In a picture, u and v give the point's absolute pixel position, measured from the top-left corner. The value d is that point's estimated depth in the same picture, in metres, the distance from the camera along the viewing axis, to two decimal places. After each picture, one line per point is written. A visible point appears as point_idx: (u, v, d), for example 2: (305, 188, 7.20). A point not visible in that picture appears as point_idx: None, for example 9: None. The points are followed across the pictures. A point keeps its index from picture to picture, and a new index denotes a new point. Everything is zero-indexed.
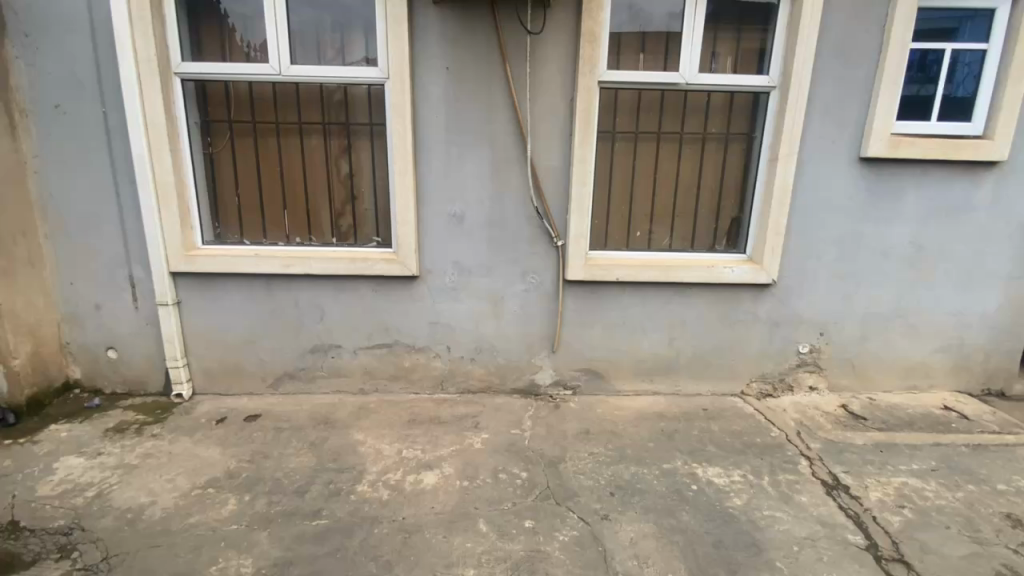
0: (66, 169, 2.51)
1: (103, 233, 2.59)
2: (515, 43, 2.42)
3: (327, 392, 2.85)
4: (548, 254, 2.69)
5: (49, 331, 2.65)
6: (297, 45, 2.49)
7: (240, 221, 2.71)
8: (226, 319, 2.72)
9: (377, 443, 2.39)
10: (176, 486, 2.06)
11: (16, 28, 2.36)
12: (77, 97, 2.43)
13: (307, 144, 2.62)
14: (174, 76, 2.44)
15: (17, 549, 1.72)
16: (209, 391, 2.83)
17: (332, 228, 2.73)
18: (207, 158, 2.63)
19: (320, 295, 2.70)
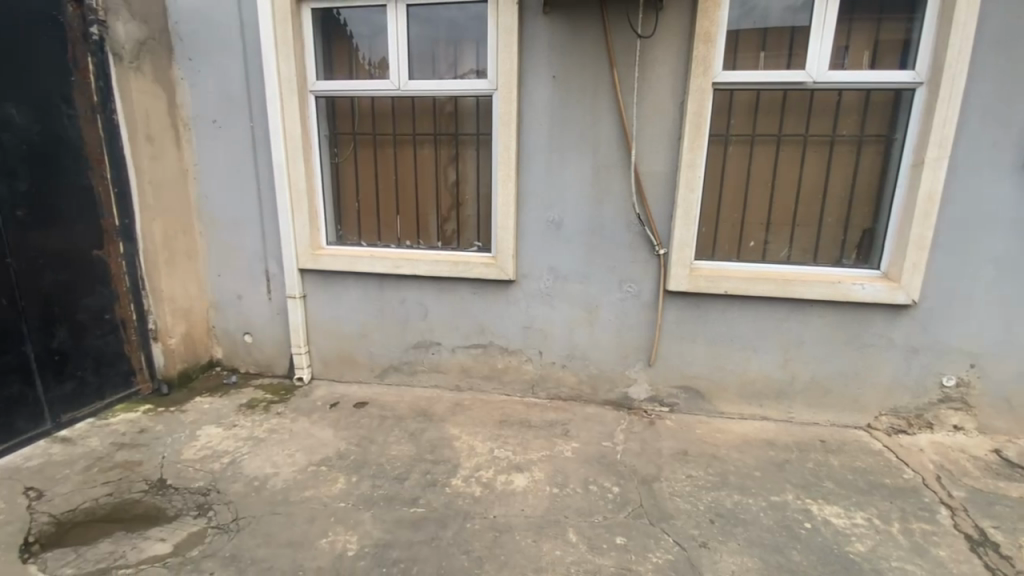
0: (220, 175, 2.90)
1: (246, 231, 2.95)
2: (623, 47, 2.39)
3: (426, 387, 2.98)
4: (649, 262, 2.60)
5: (199, 315, 3.06)
6: (414, 61, 2.65)
7: (358, 224, 2.95)
8: (341, 313, 2.96)
9: (471, 440, 2.45)
10: (295, 461, 2.26)
11: (183, 54, 2.79)
12: (230, 112, 2.80)
13: (419, 153, 2.78)
14: (308, 92, 2.72)
15: (164, 504, 1.98)
16: (325, 377, 3.09)
17: (438, 232, 2.86)
18: (333, 166, 2.90)
19: (425, 294, 2.85)
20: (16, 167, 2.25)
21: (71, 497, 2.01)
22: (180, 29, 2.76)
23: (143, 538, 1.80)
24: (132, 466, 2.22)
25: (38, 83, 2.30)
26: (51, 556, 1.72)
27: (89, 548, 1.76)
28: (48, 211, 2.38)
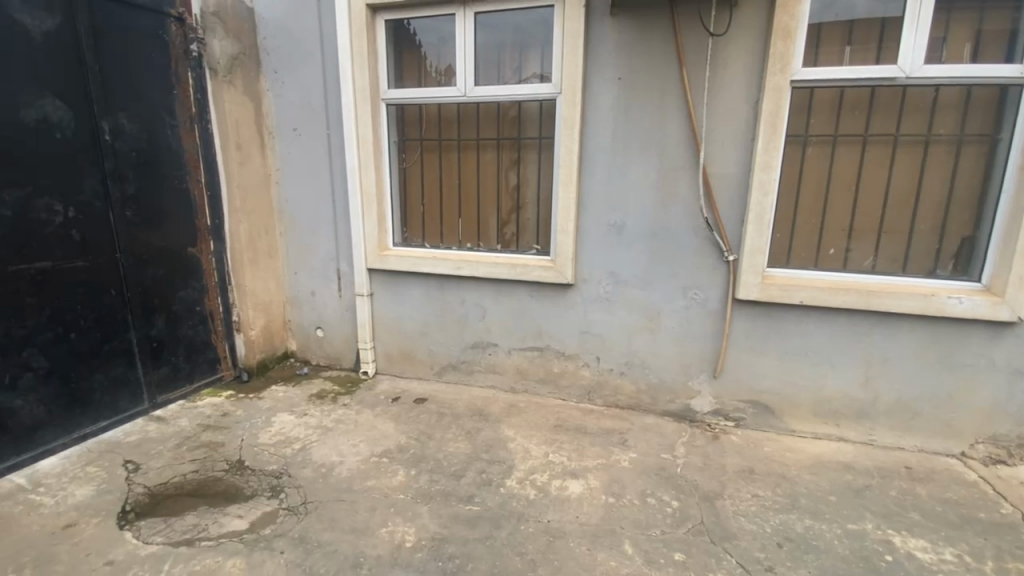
0: (299, 179, 3.10)
1: (320, 232, 3.13)
2: (694, 47, 2.32)
3: (483, 388, 3.02)
4: (717, 268, 2.50)
5: (277, 309, 3.29)
6: (480, 67, 2.70)
7: (422, 226, 3.04)
8: (404, 312, 3.07)
9: (526, 443, 2.45)
10: (359, 451, 2.37)
11: (270, 67, 3.01)
12: (309, 120, 2.99)
13: (482, 157, 2.82)
14: (380, 100, 2.85)
15: (242, 483, 2.13)
16: (387, 372, 3.22)
17: (498, 235, 2.89)
18: (401, 171, 3.01)
19: (484, 296, 2.89)
20: (126, 172, 2.47)
21: (163, 472, 2.20)
22: (267, 44, 2.98)
23: (223, 514, 1.94)
24: (215, 446, 2.40)
25: (147, 96, 2.54)
26: (145, 523, 1.89)
27: (177, 519, 1.91)
28: (152, 212, 2.60)
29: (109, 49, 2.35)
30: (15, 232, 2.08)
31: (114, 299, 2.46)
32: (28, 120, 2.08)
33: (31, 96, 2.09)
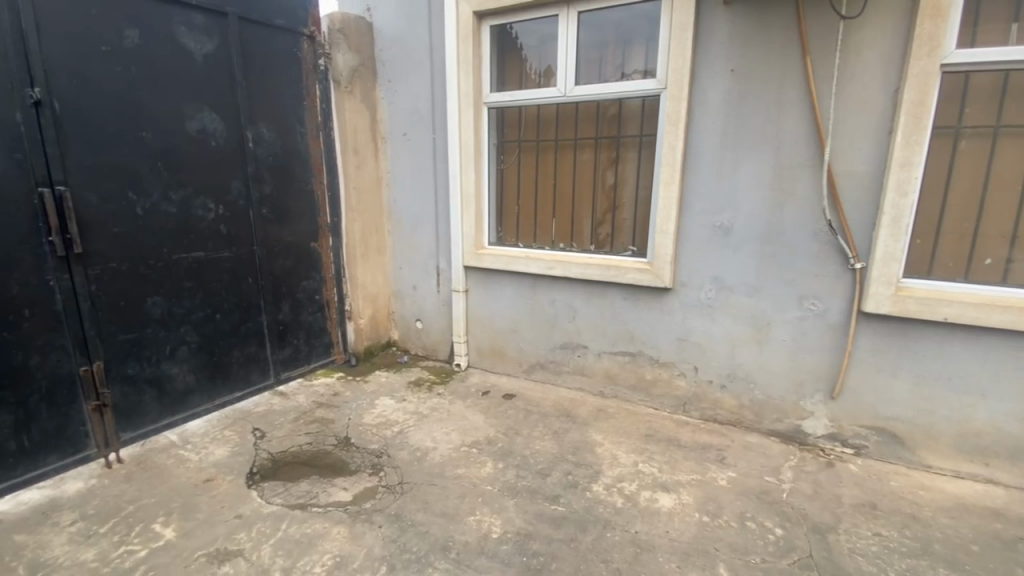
0: (406, 181, 3.31)
1: (423, 230, 3.31)
2: (821, 33, 2.11)
3: (571, 389, 3.00)
4: (839, 277, 2.25)
5: (383, 301, 3.55)
6: (581, 67, 2.68)
7: (517, 226, 3.09)
8: (497, 309, 3.14)
9: (614, 449, 2.40)
10: (451, 439, 2.47)
11: (385, 77, 3.25)
12: (417, 125, 3.18)
13: (580, 157, 2.80)
14: (483, 104, 2.94)
15: (348, 459, 2.32)
16: (478, 366, 3.32)
17: (592, 236, 2.85)
18: (499, 172, 3.08)
19: (576, 297, 2.87)
20: (264, 174, 2.79)
21: (283, 441, 2.46)
22: (383, 56, 3.22)
23: (331, 485, 2.13)
24: (326, 422, 2.64)
25: (282, 107, 2.85)
26: (267, 485, 2.13)
27: (292, 484, 2.13)
28: (282, 209, 2.92)
29: (254, 67, 2.68)
30: (179, 226, 2.44)
31: (251, 286, 2.80)
32: (190, 130, 2.43)
33: (194, 109, 2.43)
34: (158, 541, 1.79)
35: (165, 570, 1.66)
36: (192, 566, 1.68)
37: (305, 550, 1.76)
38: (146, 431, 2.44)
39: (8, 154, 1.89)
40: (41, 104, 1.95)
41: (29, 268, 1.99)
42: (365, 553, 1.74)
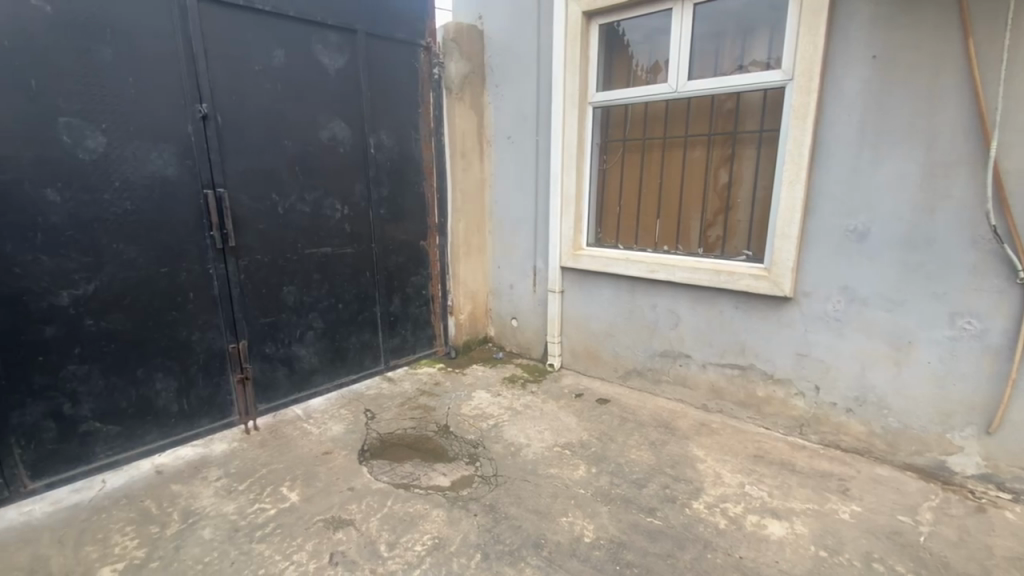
0: (509, 182, 3.39)
1: (523, 231, 3.37)
2: (991, 9, 1.80)
3: (669, 399, 2.88)
4: (1005, 293, 1.91)
5: (481, 298, 3.68)
6: (695, 61, 2.55)
7: (618, 227, 3.01)
8: (594, 311, 3.10)
9: (717, 466, 2.25)
10: (544, 438, 2.49)
11: (492, 82, 3.36)
12: (522, 127, 3.24)
13: (690, 156, 2.67)
14: (588, 104, 2.92)
15: (447, 446, 2.44)
16: (572, 368, 3.30)
17: (700, 238, 2.70)
18: (601, 172, 3.03)
19: (679, 302, 2.74)
20: (383, 177, 3.03)
21: (389, 423, 2.66)
22: (492, 61, 3.33)
23: (431, 469, 2.25)
24: (428, 410, 2.80)
25: (401, 115, 3.07)
26: (375, 463, 2.30)
27: (397, 465, 2.29)
28: (397, 209, 3.14)
29: (377, 78, 2.91)
30: (310, 224, 2.73)
31: (368, 279, 3.05)
32: (323, 138, 2.70)
33: (327, 120, 2.71)
34: (285, 502, 2.02)
35: (289, 529, 1.87)
36: (312, 529, 1.87)
37: (407, 527, 1.88)
38: (278, 404, 2.76)
39: (182, 161, 2.24)
40: (208, 117, 2.28)
41: (195, 257, 2.34)
42: (461, 539, 1.82)
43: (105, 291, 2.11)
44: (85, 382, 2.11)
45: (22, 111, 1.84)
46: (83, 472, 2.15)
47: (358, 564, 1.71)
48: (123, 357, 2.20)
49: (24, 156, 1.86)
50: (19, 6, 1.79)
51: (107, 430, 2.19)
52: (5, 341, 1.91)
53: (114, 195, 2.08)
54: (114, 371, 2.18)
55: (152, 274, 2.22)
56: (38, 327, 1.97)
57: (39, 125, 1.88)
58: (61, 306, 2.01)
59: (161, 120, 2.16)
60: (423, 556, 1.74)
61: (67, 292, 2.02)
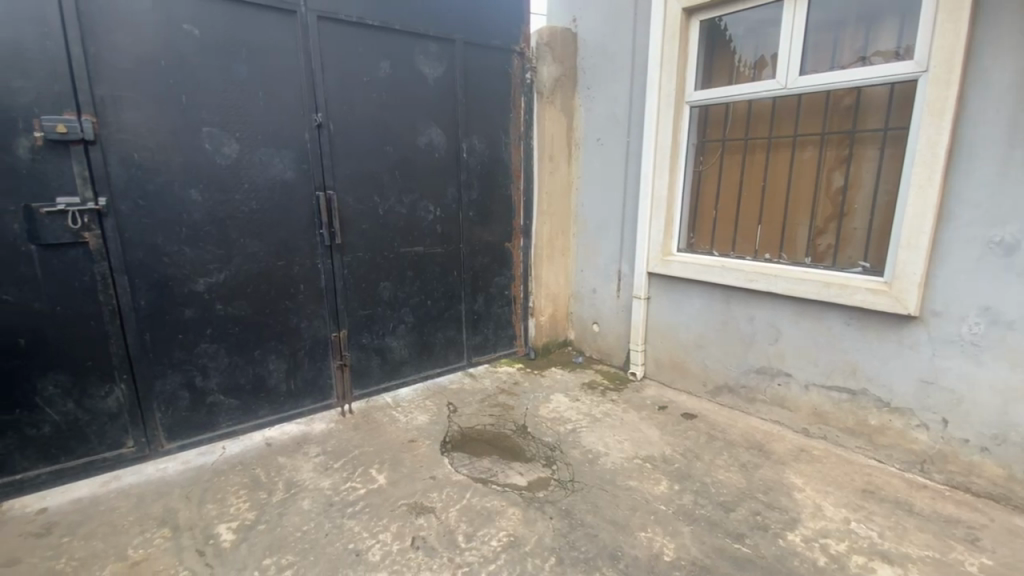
0: (596, 185, 3.35)
1: (609, 234, 3.31)
2: None
3: (764, 419, 2.68)
4: None
5: (563, 301, 3.67)
6: (808, 55, 2.35)
7: (713, 232, 2.86)
8: (682, 320, 2.97)
9: (817, 498, 2.06)
10: (624, 448, 2.42)
11: (584, 84, 3.34)
12: (612, 129, 3.19)
13: (799, 157, 2.47)
14: (684, 103, 2.80)
15: (525, 446, 2.46)
16: (655, 378, 3.19)
17: (808, 247, 2.48)
18: (697, 174, 2.89)
19: (780, 315, 2.54)
20: (473, 180, 3.13)
21: (470, 418, 2.74)
22: (585, 64, 3.31)
23: (509, 468, 2.28)
24: (507, 408, 2.85)
25: (493, 119, 3.15)
26: (456, 456, 2.38)
27: (477, 459, 2.35)
28: (485, 212, 3.23)
29: (472, 85, 3.02)
30: (406, 224, 2.89)
31: (455, 278, 3.17)
32: (421, 143, 2.86)
33: (425, 126, 2.85)
34: (373, 484, 2.16)
35: (376, 510, 1.99)
36: (396, 512, 1.97)
37: (485, 522, 1.92)
38: (370, 391, 2.96)
39: (299, 165, 2.48)
40: (322, 126, 2.50)
41: (306, 252, 2.57)
42: (536, 540, 1.83)
43: (232, 280, 2.38)
44: (214, 359, 2.40)
45: (175, 122, 2.14)
46: (208, 437, 2.45)
47: (437, 551, 1.77)
48: (244, 339, 2.47)
49: (174, 161, 2.17)
50: (175, 32, 2.08)
51: (228, 403, 2.48)
52: (154, 320, 2.22)
53: (242, 196, 2.35)
54: (236, 351, 2.46)
55: (271, 266, 2.48)
56: (180, 309, 2.28)
57: (187, 134, 2.18)
58: (198, 292, 2.31)
59: (283, 129, 2.40)
60: (498, 551, 1.77)
61: (203, 280, 2.31)
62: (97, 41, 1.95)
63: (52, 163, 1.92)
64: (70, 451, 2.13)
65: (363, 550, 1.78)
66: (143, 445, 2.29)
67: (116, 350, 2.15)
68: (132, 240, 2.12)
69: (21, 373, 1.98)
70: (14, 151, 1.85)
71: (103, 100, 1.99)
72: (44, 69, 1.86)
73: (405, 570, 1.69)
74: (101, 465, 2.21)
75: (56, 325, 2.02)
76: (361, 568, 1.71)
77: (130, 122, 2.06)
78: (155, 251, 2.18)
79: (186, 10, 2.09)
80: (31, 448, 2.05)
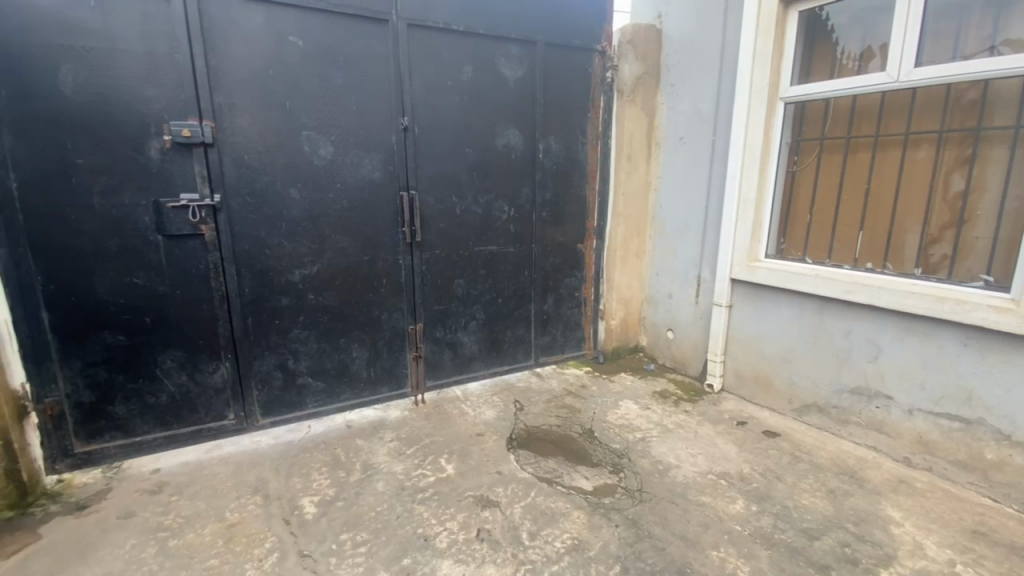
0: (677, 187, 3.24)
1: (689, 237, 3.18)
2: None
3: (858, 444, 2.45)
4: None
5: (636, 306, 3.59)
6: (924, 43, 2.12)
7: (806, 238, 2.66)
8: (766, 331, 2.79)
9: (918, 535, 1.85)
10: (697, 462, 2.32)
11: (667, 81, 3.24)
12: (696, 128, 3.06)
13: (910, 158, 2.24)
14: (777, 100, 2.62)
15: (592, 451, 2.43)
16: (734, 391, 3.03)
17: (918, 257, 2.25)
18: (790, 176, 2.70)
19: (881, 331, 2.31)
20: (549, 181, 3.14)
21: (537, 418, 2.75)
22: (669, 60, 3.21)
23: (576, 471, 2.26)
24: (574, 410, 2.83)
25: (571, 120, 3.14)
26: (523, 454, 2.40)
27: (543, 459, 2.35)
28: (558, 212, 3.23)
29: (552, 85, 3.02)
30: (481, 223, 2.96)
31: (526, 278, 3.19)
32: (499, 144, 2.91)
33: (504, 128, 2.91)
34: (442, 473, 2.23)
35: (444, 498, 2.06)
36: (463, 503, 2.03)
37: (549, 522, 1.92)
38: (442, 383, 3.06)
39: (386, 166, 2.61)
40: (408, 129, 2.62)
41: (389, 249, 2.72)
42: (601, 546, 1.80)
43: (323, 272, 2.57)
44: (304, 345, 2.60)
45: (279, 126, 2.34)
46: (296, 416, 2.65)
47: (502, 545, 1.80)
48: (331, 328, 2.65)
49: (278, 162, 2.37)
50: (281, 43, 2.28)
51: (315, 385, 2.68)
52: (256, 306, 2.45)
53: (335, 195, 2.52)
54: (324, 338, 2.64)
55: (357, 260, 2.64)
56: (278, 297, 2.49)
57: (289, 137, 2.37)
58: (293, 282, 2.51)
59: (373, 132, 2.55)
60: (562, 553, 1.77)
61: (298, 271, 2.51)
62: (218, 54, 2.17)
63: (177, 163, 2.17)
64: (181, 420, 2.40)
65: (431, 536, 1.85)
66: (242, 418, 2.53)
67: (223, 332, 2.39)
68: (240, 234, 2.35)
69: (146, 347, 2.26)
70: (147, 152, 2.11)
71: (220, 107, 2.22)
72: (173, 79, 2.11)
73: (470, 561, 1.74)
74: (206, 434, 2.46)
75: (175, 307, 2.28)
76: (429, 553, 1.77)
77: (243, 127, 2.27)
78: (258, 244, 2.40)
79: (292, 23, 2.28)
80: (150, 414, 2.33)
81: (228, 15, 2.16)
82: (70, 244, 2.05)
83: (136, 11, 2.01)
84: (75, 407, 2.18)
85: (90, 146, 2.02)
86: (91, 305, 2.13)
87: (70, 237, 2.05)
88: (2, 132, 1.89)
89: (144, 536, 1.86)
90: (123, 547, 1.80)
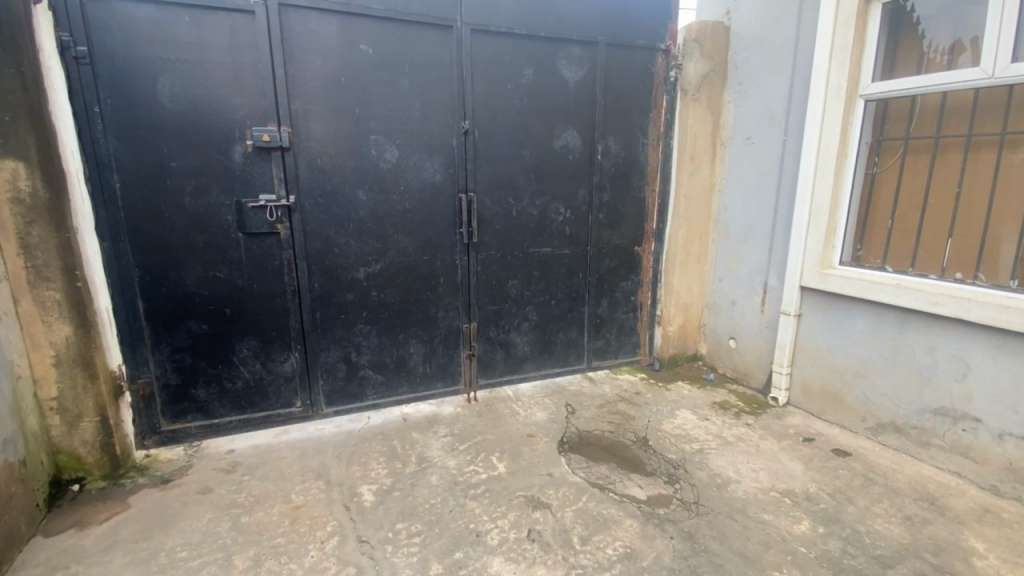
0: (743, 189, 3.11)
1: (755, 242, 3.05)
2: None
3: (940, 469, 2.26)
4: None
5: (696, 312, 3.49)
6: None
7: (886, 244, 2.48)
8: (838, 343, 2.63)
9: (1009, 571, 1.69)
10: (758, 478, 2.23)
11: (735, 79, 3.12)
12: (765, 127, 2.92)
13: (1010, 159, 2.04)
14: (857, 97, 2.46)
15: (645, 459, 2.39)
16: (801, 406, 2.88)
17: (1017, 267, 2.04)
18: (869, 177, 2.53)
19: (970, 348, 2.11)
20: (607, 183, 3.11)
21: (589, 423, 2.73)
22: (737, 58, 3.08)
23: (629, 478, 2.23)
24: (627, 417, 2.79)
25: (632, 121, 3.10)
26: (575, 458, 2.40)
27: (595, 464, 2.34)
28: (615, 214, 3.19)
29: (612, 86, 2.99)
30: (538, 225, 2.97)
31: (581, 280, 3.18)
32: (557, 146, 2.91)
33: (563, 130, 2.90)
34: (494, 471, 2.27)
35: (496, 496, 2.09)
36: (514, 502, 2.05)
37: (600, 528, 1.91)
38: (495, 382, 3.11)
39: (447, 168, 2.68)
40: (468, 132, 2.68)
41: (448, 249, 2.79)
42: (654, 557, 1.77)
43: (386, 271, 2.67)
44: (366, 339, 2.71)
45: (349, 130, 2.46)
46: (357, 407, 2.78)
47: (552, 547, 1.81)
48: (392, 324, 2.75)
49: (347, 164, 2.49)
50: (352, 52, 2.39)
51: (375, 378, 2.79)
52: (324, 301, 2.58)
53: (399, 197, 2.62)
54: (385, 333, 2.75)
55: (418, 260, 2.73)
56: (344, 293, 2.61)
57: (358, 141, 2.48)
58: (358, 279, 2.62)
59: (435, 134, 2.62)
60: (613, 561, 1.75)
61: (363, 269, 2.62)
62: (295, 63, 2.31)
63: (256, 166, 2.33)
64: (255, 405, 2.57)
65: (482, 532, 1.88)
66: (308, 407, 2.68)
67: (293, 325, 2.54)
68: (311, 232, 2.48)
69: (226, 336, 2.44)
70: (231, 156, 2.28)
71: (296, 113, 2.35)
72: (255, 87, 2.26)
73: (521, 560, 1.75)
74: (275, 420, 2.63)
75: (252, 300, 2.44)
76: (480, 549, 1.81)
77: (316, 131, 2.40)
78: (327, 242, 2.53)
79: (363, 31, 2.38)
80: (227, 398, 2.51)
81: (305, 26, 2.29)
82: (163, 240, 2.25)
83: (224, 25, 2.17)
84: (164, 389, 2.39)
85: (182, 150, 2.21)
86: (179, 296, 2.32)
87: (163, 233, 2.24)
88: (109, 137, 2.10)
89: (219, 512, 2.01)
90: (201, 520, 1.96)
